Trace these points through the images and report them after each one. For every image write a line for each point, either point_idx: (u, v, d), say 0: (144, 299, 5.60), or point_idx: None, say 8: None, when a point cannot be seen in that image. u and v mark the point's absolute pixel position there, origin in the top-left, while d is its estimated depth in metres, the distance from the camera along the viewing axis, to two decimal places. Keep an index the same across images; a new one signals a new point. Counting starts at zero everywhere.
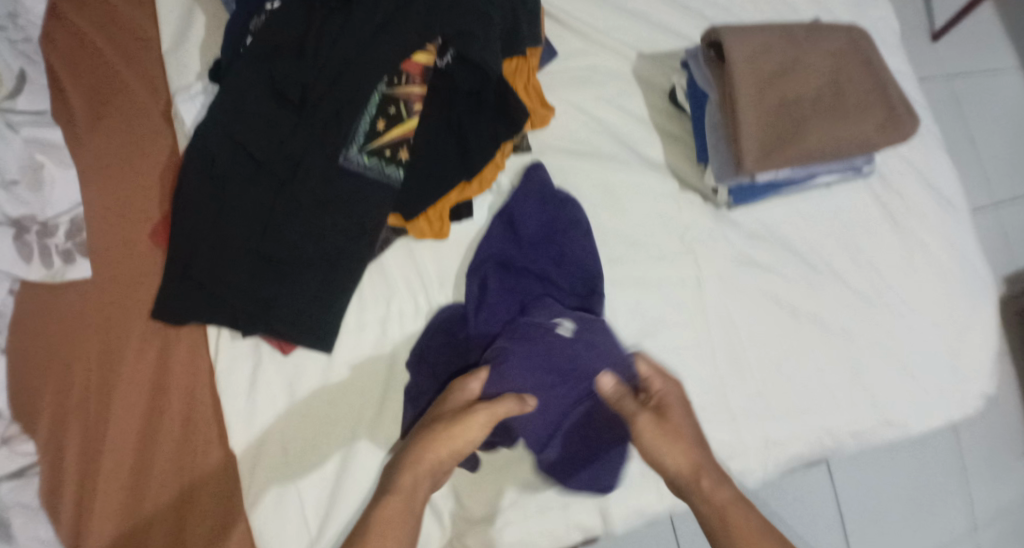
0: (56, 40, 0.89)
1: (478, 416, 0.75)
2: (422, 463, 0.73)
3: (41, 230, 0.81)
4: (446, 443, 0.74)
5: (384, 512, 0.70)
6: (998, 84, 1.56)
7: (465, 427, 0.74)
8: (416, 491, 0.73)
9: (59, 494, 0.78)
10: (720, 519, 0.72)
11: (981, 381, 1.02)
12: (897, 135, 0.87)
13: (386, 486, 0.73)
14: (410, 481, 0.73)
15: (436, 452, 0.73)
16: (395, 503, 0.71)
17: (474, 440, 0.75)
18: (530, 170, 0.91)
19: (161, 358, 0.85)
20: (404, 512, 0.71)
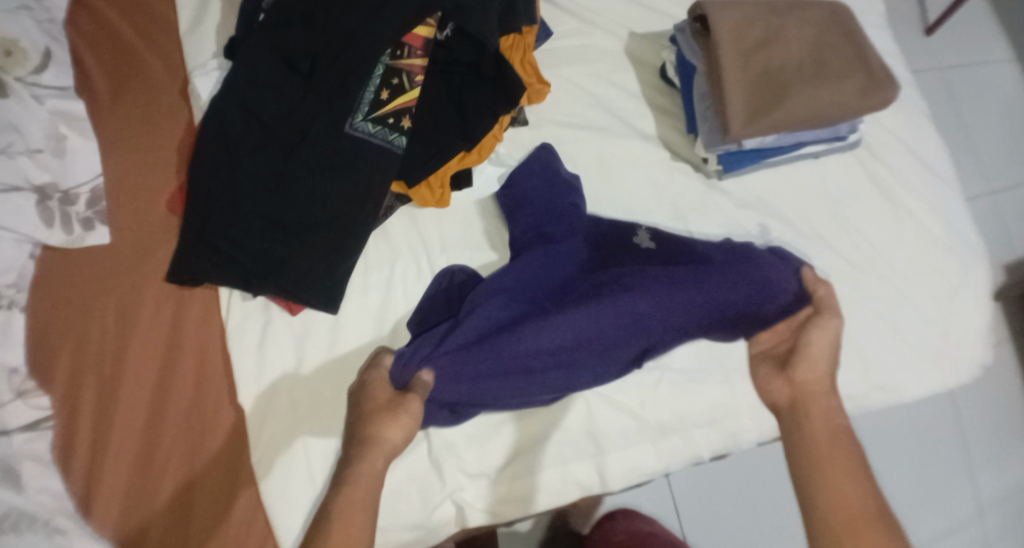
0: (81, 24, 0.96)
1: (415, 396, 0.79)
2: (375, 449, 0.76)
3: (63, 198, 0.88)
4: (393, 424, 0.77)
5: (349, 498, 0.72)
6: (992, 76, 1.59)
7: (405, 404, 0.78)
8: (375, 475, 0.75)
9: (73, 446, 0.82)
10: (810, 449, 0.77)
11: (971, 349, 1.04)
12: (879, 98, 0.93)
13: (347, 479, 0.74)
14: (371, 467, 0.75)
15: (388, 433, 0.77)
16: (358, 492, 0.73)
17: (417, 415, 0.79)
18: (540, 150, 0.95)
19: (174, 322, 0.89)
20: (364, 501, 0.72)
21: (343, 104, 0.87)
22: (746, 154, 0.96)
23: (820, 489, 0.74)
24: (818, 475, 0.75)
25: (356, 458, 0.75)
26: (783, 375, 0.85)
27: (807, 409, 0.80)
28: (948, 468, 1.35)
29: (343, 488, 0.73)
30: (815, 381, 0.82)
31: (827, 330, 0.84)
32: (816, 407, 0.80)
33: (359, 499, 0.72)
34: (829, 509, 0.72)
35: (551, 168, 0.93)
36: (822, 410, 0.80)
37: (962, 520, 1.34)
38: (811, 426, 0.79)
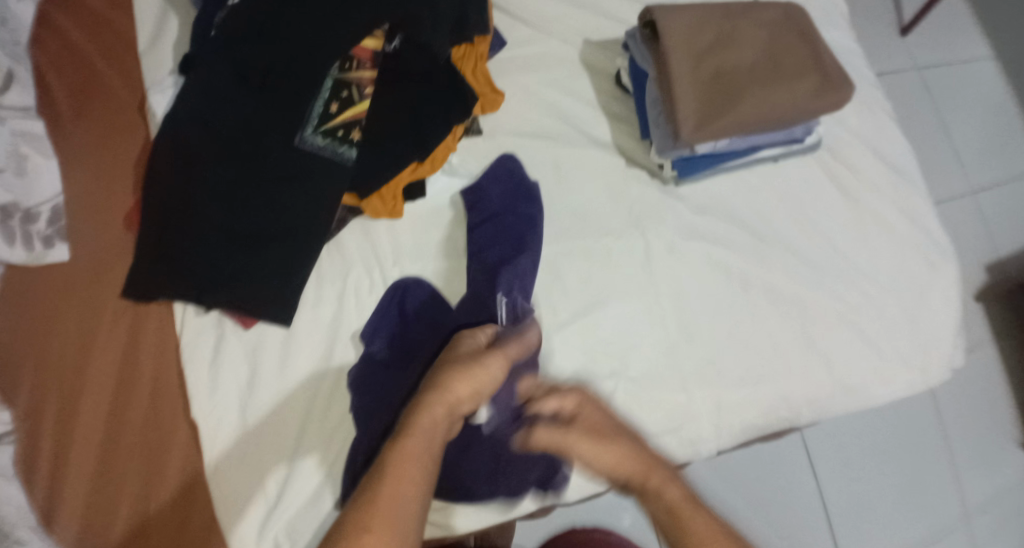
0: (45, 42, 0.96)
1: (494, 360, 0.78)
2: (446, 404, 0.73)
3: (24, 216, 0.87)
4: (471, 382, 0.75)
5: (403, 451, 0.69)
6: (968, 74, 1.58)
7: (484, 365, 0.77)
8: (436, 432, 0.72)
9: (37, 462, 0.83)
10: (669, 515, 0.73)
11: (937, 349, 1.04)
12: (832, 98, 0.92)
13: (414, 427, 0.71)
14: (432, 419, 0.72)
15: (463, 389, 0.75)
16: (421, 443, 0.70)
17: (494, 381, 0.77)
18: (503, 159, 0.97)
19: (132, 337, 0.90)
20: (424, 456, 0.69)
21: (294, 118, 0.88)
22: (698, 160, 0.97)
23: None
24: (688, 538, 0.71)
25: (429, 407, 0.72)
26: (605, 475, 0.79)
27: (650, 494, 0.76)
28: (929, 473, 1.33)
29: (406, 436, 0.70)
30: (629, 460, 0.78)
31: (595, 415, 0.82)
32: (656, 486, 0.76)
33: (417, 448, 0.69)
34: None
35: (515, 176, 0.96)
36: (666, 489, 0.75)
37: (946, 525, 1.31)
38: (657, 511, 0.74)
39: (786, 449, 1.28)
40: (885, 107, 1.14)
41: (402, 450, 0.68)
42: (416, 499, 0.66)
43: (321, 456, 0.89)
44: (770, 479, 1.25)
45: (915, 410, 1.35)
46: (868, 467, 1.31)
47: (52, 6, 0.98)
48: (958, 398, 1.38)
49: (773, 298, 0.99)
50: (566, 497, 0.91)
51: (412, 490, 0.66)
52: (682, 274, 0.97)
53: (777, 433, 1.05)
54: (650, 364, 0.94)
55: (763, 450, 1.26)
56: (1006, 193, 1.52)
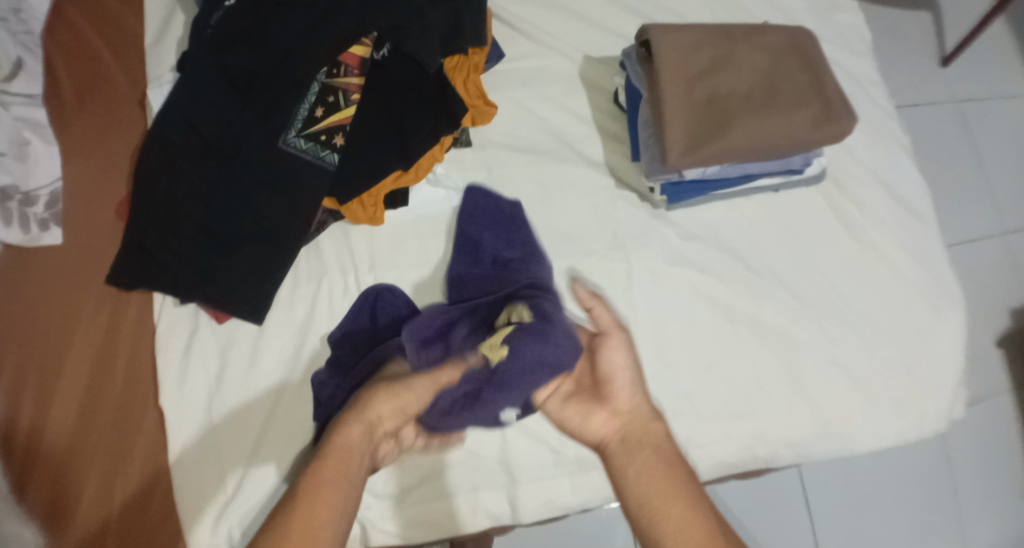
0: (58, 33, 0.98)
1: (421, 385, 0.79)
2: (364, 426, 0.73)
3: (22, 200, 0.90)
4: (391, 398, 0.76)
5: (322, 470, 0.66)
6: (1011, 110, 1.50)
7: (410, 386, 0.78)
8: (356, 451, 0.70)
9: (13, 437, 0.82)
10: (651, 459, 0.70)
11: (937, 401, 0.98)
12: (833, 130, 0.89)
13: (334, 446, 0.69)
14: (353, 437, 0.71)
15: (383, 410, 0.76)
16: (338, 464, 0.67)
17: (415, 410, 0.78)
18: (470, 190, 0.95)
19: (112, 323, 0.91)
20: (339, 475, 0.66)
21: (277, 119, 0.88)
22: (690, 186, 0.94)
23: (664, 529, 0.64)
24: (660, 497, 0.67)
25: (347, 428, 0.71)
26: (606, 407, 0.76)
27: (636, 440, 0.72)
28: (937, 529, 1.24)
29: (323, 458, 0.68)
30: (634, 410, 0.75)
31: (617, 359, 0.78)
32: (646, 438, 0.72)
33: (337, 468, 0.67)
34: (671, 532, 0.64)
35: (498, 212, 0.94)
36: (653, 439, 0.72)
37: None
38: (635, 464, 0.70)
39: (783, 486, 1.21)
40: (902, 140, 1.08)
41: (321, 470, 0.66)
42: (336, 518, 0.63)
43: (280, 450, 0.91)
44: (761, 520, 1.19)
45: (925, 460, 1.26)
46: (869, 518, 1.22)
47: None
48: (974, 451, 1.29)
49: (759, 336, 0.96)
50: (522, 521, 0.88)
51: (332, 507, 0.63)
52: (664, 301, 0.95)
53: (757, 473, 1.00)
54: None
55: (756, 489, 1.20)
56: None
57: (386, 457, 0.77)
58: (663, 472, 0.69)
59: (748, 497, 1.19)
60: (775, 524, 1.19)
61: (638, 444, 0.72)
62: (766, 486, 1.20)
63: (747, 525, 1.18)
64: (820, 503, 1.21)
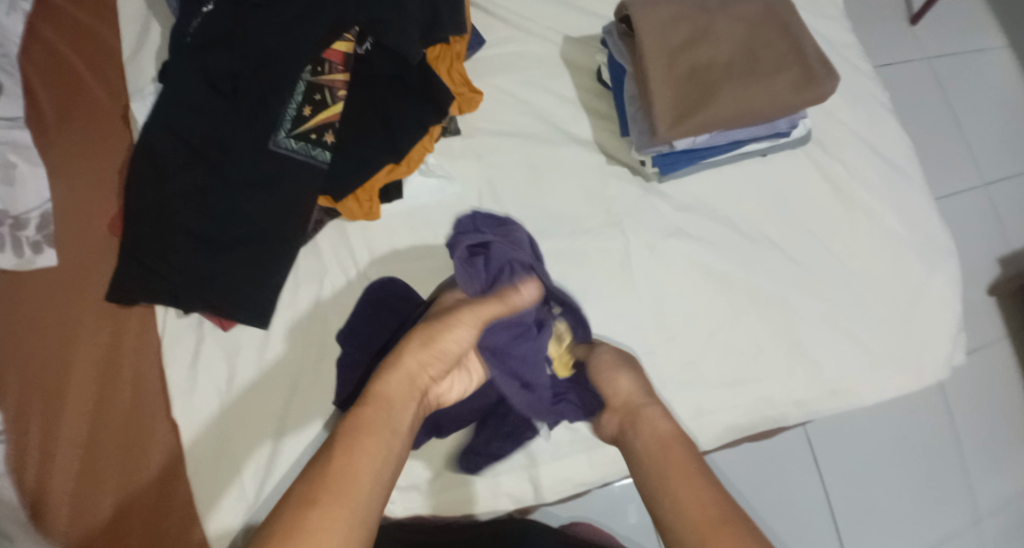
0: (33, 53, 0.97)
1: (464, 326, 0.79)
2: (405, 374, 0.75)
3: (13, 224, 0.89)
4: (427, 346, 0.76)
5: (361, 418, 0.70)
6: (980, 64, 1.53)
7: (449, 331, 0.78)
8: (399, 401, 0.73)
9: (23, 463, 0.83)
10: (655, 446, 0.75)
11: (935, 349, 1.00)
12: (817, 90, 0.89)
13: (374, 396, 0.73)
14: (394, 388, 0.74)
15: (421, 355, 0.76)
16: (378, 413, 0.71)
17: (459, 348, 0.78)
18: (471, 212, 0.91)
19: (114, 339, 0.90)
20: (380, 423, 0.71)
21: (264, 120, 0.88)
22: (680, 156, 0.95)
23: (668, 502, 0.70)
24: (666, 477, 0.72)
25: (388, 379, 0.74)
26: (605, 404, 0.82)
27: (636, 426, 0.78)
28: (943, 478, 1.26)
29: (367, 404, 0.72)
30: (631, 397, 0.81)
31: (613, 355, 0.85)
32: (646, 422, 0.78)
33: (374, 418, 0.71)
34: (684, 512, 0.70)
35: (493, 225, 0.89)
36: (650, 422, 0.78)
37: (956, 530, 1.25)
38: (640, 446, 0.76)
39: (794, 446, 1.22)
40: (881, 99, 1.10)
41: (358, 421, 0.70)
42: (377, 465, 0.68)
43: (301, 453, 0.91)
44: (774, 485, 1.20)
45: (927, 411, 1.28)
46: (877, 472, 1.24)
47: (40, 17, 0.99)
48: (973, 398, 1.32)
49: (759, 302, 0.97)
50: (545, 501, 0.90)
51: (370, 459, 0.68)
52: (664, 273, 0.96)
53: (766, 435, 1.02)
54: None
55: (769, 455, 1.21)
56: (1019, 185, 1.46)
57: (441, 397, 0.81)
58: (662, 450, 0.75)
59: (760, 460, 1.20)
60: (790, 486, 1.21)
61: (638, 430, 0.78)
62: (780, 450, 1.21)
63: (760, 491, 1.19)
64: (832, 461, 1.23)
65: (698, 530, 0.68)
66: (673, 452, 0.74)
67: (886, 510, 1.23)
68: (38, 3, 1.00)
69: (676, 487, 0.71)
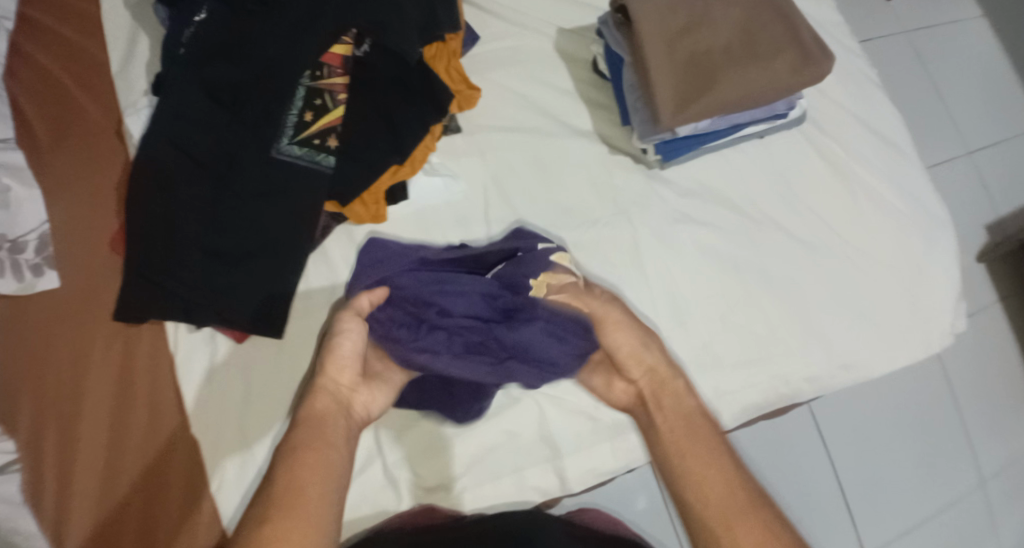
0: (20, 76, 0.95)
1: (352, 325, 0.75)
2: (324, 391, 0.72)
3: (11, 247, 0.87)
4: (335, 360, 0.74)
5: (295, 444, 0.66)
6: (957, 36, 1.56)
7: (340, 338, 0.75)
8: (329, 418, 0.70)
9: (41, 491, 0.81)
10: (674, 423, 0.72)
11: (939, 317, 1.03)
12: (814, 71, 0.91)
13: (302, 421, 0.69)
14: (319, 407, 0.71)
15: (337, 371, 0.74)
16: (312, 433, 0.68)
17: (356, 349, 0.75)
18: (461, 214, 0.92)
19: (126, 358, 0.89)
20: (315, 440, 0.67)
21: (267, 129, 0.88)
22: (682, 143, 0.96)
23: (691, 485, 0.68)
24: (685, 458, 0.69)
25: (310, 399, 0.71)
26: (621, 378, 0.80)
27: (659, 401, 0.75)
28: (950, 442, 1.29)
29: (297, 430, 0.68)
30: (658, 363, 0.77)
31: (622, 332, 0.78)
32: (667, 398, 0.75)
33: (311, 440, 0.67)
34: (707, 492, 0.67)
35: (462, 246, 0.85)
36: (674, 397, 0.75)
37: (966, 493, 1.28)
38: (662, 424, 0.73)
39: (799, 429, 1.21)
40: (869, 75, 1.12)
41: (292, 445, 0.66)
42: (324, 478, 0.64)
43: None
44: (794, 462, 1.20)
45: (929, 378, 1.31)
46: (889, 441, 1.26)
47: (25, 36, 0.97)
48: (972, 363, 1.35)
49: (767, 281, 0.98)
50: (572, 492, 0.92)
51: (316, 473, 0.64)
52: (674, 258, 0.97)
53: (781, 412, 1.04)
54: None
55: (789, 434, 1.21)
56: (1001, 152, 1.50)
57: (369, 407, 0.76)
58: (684, 428, 0.72)
59: (779, 441, 1.20)
60: (813, 462, 1.21)
61: (661, 405, 0.75)
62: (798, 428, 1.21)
63: (780, 469, 1.18)
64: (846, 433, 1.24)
65: (726, 511, 0.65)
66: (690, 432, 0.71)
67: (900, 479, 1.25)
68: (21, 22, 0.98)
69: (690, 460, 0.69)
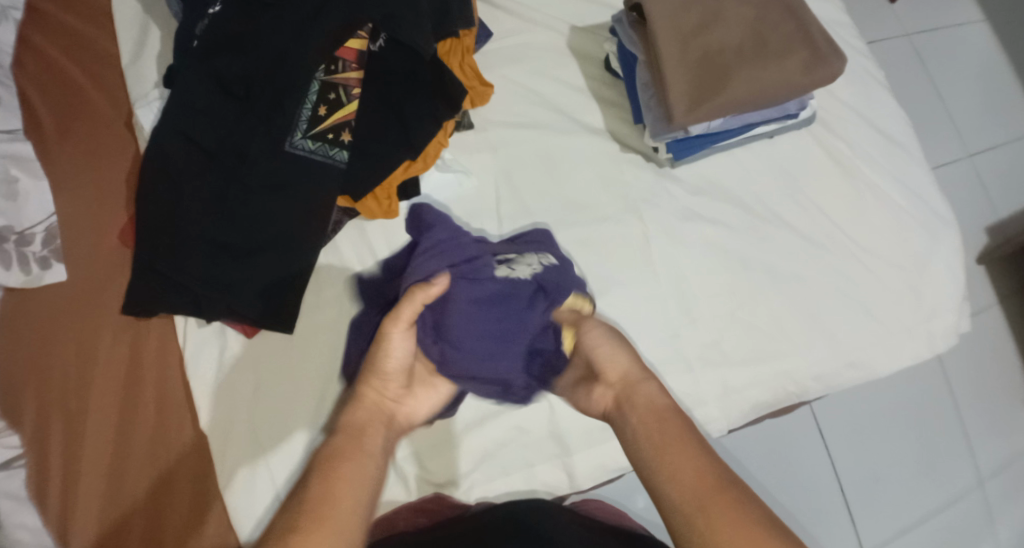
0: (27, 64, 0.94)
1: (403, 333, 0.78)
2: (368, 402, 0.75)
3: (18, 239, 0.85)
4: (380, 368, 0.77)
5: (334, 449, 0.69)
6: (957, 39, 1.57)
7: (390, 349, 0.78)
8: (367, 427, 0.72)
9: (47, 484, 0.80)
10: (650, 419, 0.69)
11: (944, 316, 1.04)
12: (827, 70, 0.92)
13: (345, 427, 0.72)
14: (362, 417, 0.73)
15: (384, 381, 0.77)
16: (348, 440, 0.70)
17: (403, 358, 0.78)
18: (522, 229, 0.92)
19: (134, 353, 0.88)
20: (356, 449, 0.69)
21: (281, 122, 0.87)
22: (693, 141, 0.97)
23: (668, 482, 0.65)
24: (663, 457, 0.66)
25: (352, 409, 0.74)
26: (599, 382, 0.76)
27: (632, 401, 0.72)
28: (950, 442, 1.30)
29: (340, 436, 0.71)
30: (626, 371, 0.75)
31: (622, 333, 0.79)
32: (640, 398, 0.72)
33: (352, 446, 0.70)
34: (681, 491, 0.64)
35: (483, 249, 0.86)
36: (646, 397, 0.72)
37: (965, 491, 1.29)
38: (636, 423, 0.70)
39: (800, 428, 1.22)
40: (876, 76, 1.13)
41: (332, 450, 0.69)
42: (359, 487, 0.66)
43: None
44: (797, 461, 1.20)
45: (929, 377, 1.32)
46: (891, 440, 1.26)
47: (32, 27, 0.96)
48: (971, 362, 1.37)
49: (776, 279, 0.99)
50: (580, 488, 0.92)
51: (353, 480, 0.66)
52: (684, 256, 0.98)
53: (787, 410, 1.04)
54: (657, 350, 0.94)
55: (792, 432, 1.22)
56: (1000, 154, 1.51)
57: (411, 417, 0.79)
58: (659, 425, 0.69)
59: (783, 439, 1.21)
60: (816, 460, 1.22)
61: (634, 405, 0.72)
62: (803, 427, 1.22)
63: (784, 468, 1.19)
64: (848, 432, 1.25)
65: (702, 507, 0.62)
66: (668, 428, 0.68)
67: (902, 478, 1.26)
68: (28, 11, 0.97)
69: (668, 460, 0.66)
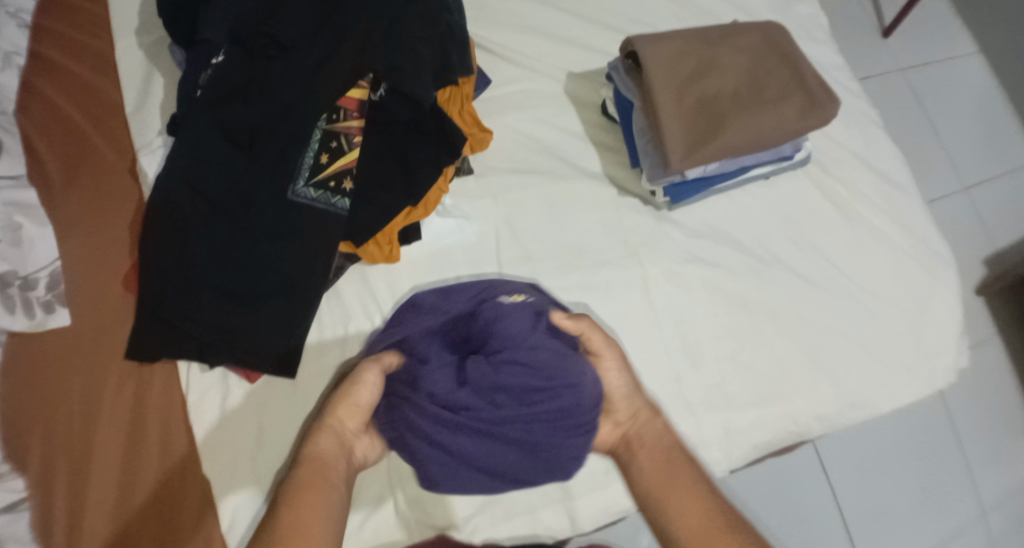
0: (31, 110, 0.94)
1: (372, 376, 0.78)
2: (333, 432, 0.74)
3: (22, 285, 0.84)
4: (347, 401, 0.76)
5: (298, 480, 0.67)
6: (951, 74, 1.59)
7: (359, 385, 0.77)
8: (331, 457, 0.71)
9: (51, 533, 0.80)
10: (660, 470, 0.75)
11: (945, 355, 1.04)
12: (818, 116, 0.94)
13: (303, 459, 0.70)
14: (323, 445, 0.72)
15: (343, 412, 0.76)
16: (314, 472, 0.69)
17: (369, 399, 0.77)
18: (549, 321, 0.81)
19: (138, 400, 0.88)
20: (319, 481, 0.68)
21: (286, 170, 0.89)
22: (691, 185, 0.98)
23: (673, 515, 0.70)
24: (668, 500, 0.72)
25: (313, 440, 0.72)
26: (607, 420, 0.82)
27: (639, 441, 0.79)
28: (955, 478, 1.30)
29: (300, 466, 0.69)
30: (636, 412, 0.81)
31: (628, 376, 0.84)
32: (645, 438, 0.79)
33: (313, 476, 0.68)
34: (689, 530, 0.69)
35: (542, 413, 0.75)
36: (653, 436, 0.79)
37: (969, 526, 1.28)
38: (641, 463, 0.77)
39: (801, 465, 1.22)
40: (870, 115, 1.15)
41: (295, 482, 0.67)
42: (325, 523, 0.65)
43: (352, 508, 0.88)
44: (800, 500, 1.20)
45: (930, 411, 1.32)
46: (894, 474, 1.26)
47: (37, 73, 0.97)
48: (971, 396, 1.37)
49: (776, 319, 1.00)
50: (583, 532, 0.92)
51: (318, 511, 0.65)
52: (682, 297, 0.99)
53: (788, 449, 1.05)
54: (658, 393, 0.94)
55: (793, 468, 1.21)
56: (996, 187, 1.53)
57: (365, 456, 0.78)
58: (662, 466, 0.75)
59: (783, 477, 1.20)
60: (818, 497, 1.21)
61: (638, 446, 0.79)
62: (806, 462, 1.22)
63: (784, 505, 1.19)
64: (850, 467, 1.24)
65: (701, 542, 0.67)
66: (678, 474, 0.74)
67: (907, 514, 1.25)
68: (33, 58, 0.98)
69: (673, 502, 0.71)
